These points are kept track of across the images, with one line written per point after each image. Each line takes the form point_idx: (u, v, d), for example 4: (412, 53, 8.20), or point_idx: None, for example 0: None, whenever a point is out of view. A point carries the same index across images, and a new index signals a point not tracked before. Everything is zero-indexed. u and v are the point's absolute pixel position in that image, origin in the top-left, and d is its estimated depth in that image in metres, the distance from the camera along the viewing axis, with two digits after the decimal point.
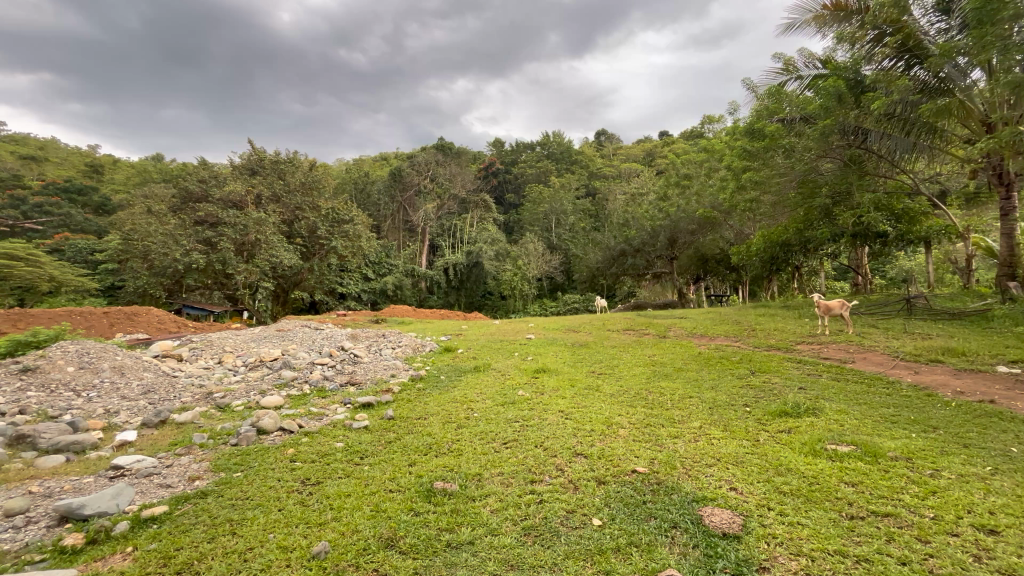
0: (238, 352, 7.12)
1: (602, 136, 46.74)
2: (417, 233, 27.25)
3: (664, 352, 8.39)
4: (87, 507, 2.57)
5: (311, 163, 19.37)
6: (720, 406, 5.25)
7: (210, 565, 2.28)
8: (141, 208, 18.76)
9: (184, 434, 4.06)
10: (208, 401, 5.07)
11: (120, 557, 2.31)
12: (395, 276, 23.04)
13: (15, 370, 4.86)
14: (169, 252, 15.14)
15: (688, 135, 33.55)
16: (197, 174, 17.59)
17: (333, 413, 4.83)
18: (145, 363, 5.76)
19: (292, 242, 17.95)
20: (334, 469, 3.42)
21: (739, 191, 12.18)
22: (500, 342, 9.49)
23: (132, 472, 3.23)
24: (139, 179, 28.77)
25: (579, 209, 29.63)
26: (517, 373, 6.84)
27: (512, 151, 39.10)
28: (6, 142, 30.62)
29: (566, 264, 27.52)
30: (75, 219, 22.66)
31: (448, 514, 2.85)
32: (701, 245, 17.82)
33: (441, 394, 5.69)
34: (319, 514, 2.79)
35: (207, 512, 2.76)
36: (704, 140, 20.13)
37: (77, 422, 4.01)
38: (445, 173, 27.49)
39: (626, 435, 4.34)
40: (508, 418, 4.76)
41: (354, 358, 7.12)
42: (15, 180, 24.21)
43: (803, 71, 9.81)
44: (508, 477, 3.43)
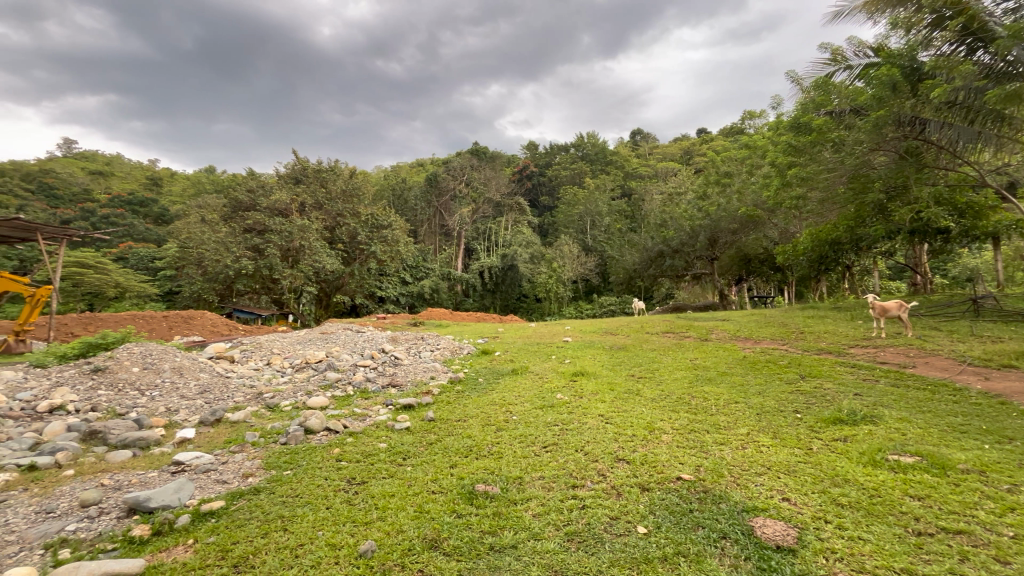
0: (286, 354, 7.41)
1: (638, 136, 45.99)
2: (453, 237, 27.62)
3: (706, 356, 8.12)
4: (152, 500, 2.72)
5: (351, 170, 20.00)
6: (768, 412, 5.03)
7: (264, 559, 2.36)
8: (196, 218, 19.89)
9: (238, 432, 4.25)
10: (258, 401, 5.29)
11: (182, 548, 2.43)
12: (432, 280, 23.37)
13: (88, 369, 5.22)
14: (220, 259, 15.96)
15: (728, 132, 32.60)
16: (247, 184, 18.49)
17: (376, 413, 4.94)
18: (201, 364, 6.07)
19: (334, 248, 18.56)
20: (378, 470, 3.49)
21: (784, 188, 11.71)
22: (537, 344, 9.48)
23: (192, 467, 3.39)
24: (195, 190, 30.52)
25: (615, 209, 29.25)
26: (555, 376, 6.79)
27: (547, 153, 39.03)
28: (77, 159, 33.15)
29: (602, 265, 27.21)
30: (137, 230, 24.25)
31: (490, 517, 2.85)
32: (743, 244, 17.21)
33: (480, 396, 5.72)
34: (365, 514, 2.85)
35: (260, 508, 2.86)
36: (745, 136, 19.47)
37: (142, 419, 4.27)
38: (480, 177, 27.80)
39: (669, 441, 4.22)
40: (547, 422, 4.72)
41: (395, 360, 7.27)
42: (86, 195, 26.16)
43: (854, 60, 9.32)
44: (549, 481, 3.39)
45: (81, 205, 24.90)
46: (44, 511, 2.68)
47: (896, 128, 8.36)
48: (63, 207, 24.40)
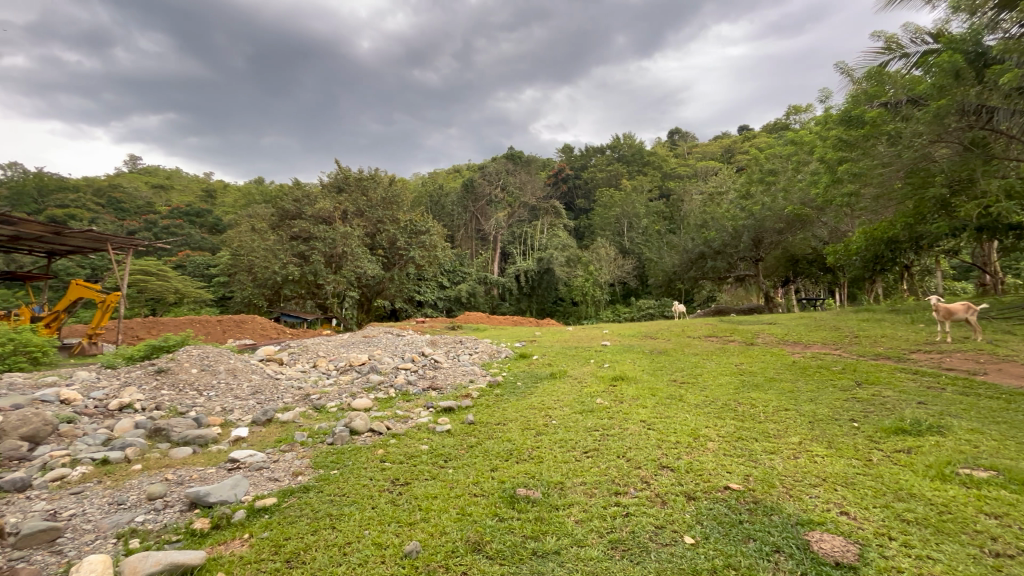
0: (330, 357, 7.66)
1: (676, 134, 44.98)
2: (489, 241, 27.82)
3: (752, 361, 7.80)
4: (211, 495, 2.86)
5: (391, 178, 20.53)
6: (822, 421, 4.77)
7: (313, 556, 2.43)
8: (247, 227, 20.92)
9: (288, 432, 4.41)
10: (306, 402, 5.49)
11: (239, 542, 2.54)
12: (469, 284, 23.56)
13: (153, 370, 5.58)
14: (270, 265, 16.75)
15: (772, 128, 31.38)
16: (293, 194, 19.30)
17: (418, 416, 5.02)
18: (253, 366, 6.36)
19: (375, 253, 19.09)
20: (420, 471, 3.55)
21: (835, 185, 11.15)
22: (575, 348, 9.39)
23: (247, 465, 3.55)
24: (245, 200, 32.14)
25: (653, 211, 28.69)
26: (594, 380, 6.70)
27: (582, 155, 38.78)
28: (141, 174, 35.59)
29: (640, 268, 26.70)
30: (194, 239, 25.74)
31: (533, 522, 2.84)
32: (789, 244, 16.52)
33: (519, 400, 5.71)
34: (409, 514, 2.90)
35: (310, 506, 2.96)
36: (791, 131, 18.67)
37: (200, 418, 4.51)
38: (516, 181, 27.94)
39: (715, 449, 4.07)
40: (587, 427, 4.66)
41: (435, 363, 7.38)
42: (149, 207, 28.05)
43: (910, 48, 8.78)
44: (591, 487, 3.34)
45: (145, 216, 26.71)
46: (116, 503, 2.87)
47: (960, 118, 7.77)
48: (129, 219, 26.23)
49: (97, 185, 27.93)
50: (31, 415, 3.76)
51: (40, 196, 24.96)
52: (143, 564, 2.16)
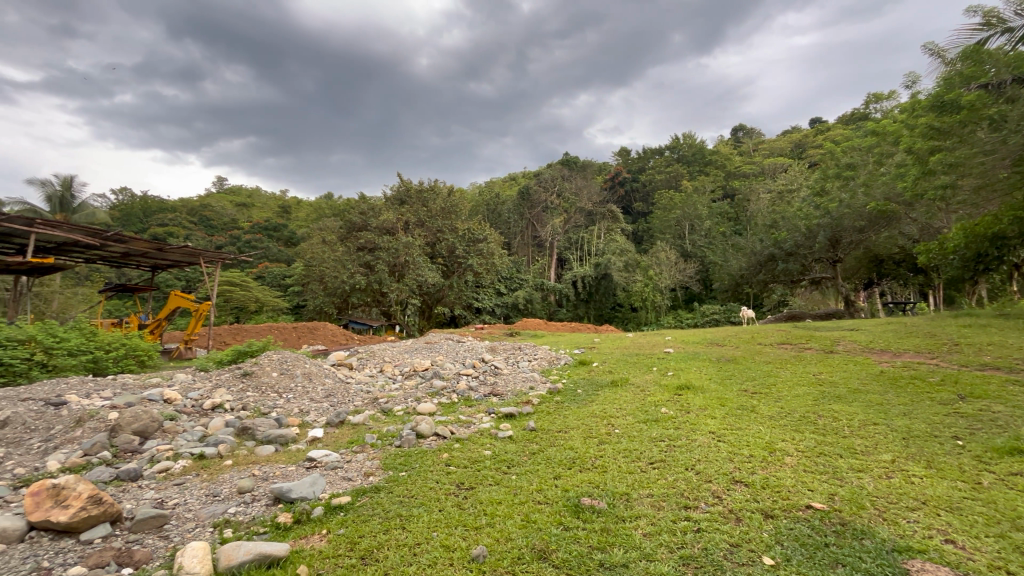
0: (395, 363, 7.95)
1: (741, 132, 42.78)
2: (546, 248, 27.79)
3: (833, 371, 7.20)
4: (293, 492, 3.06)
5: (449, 189, 21.11)
6: (919, 438, 4.32)
7: (385, 555, 2.52)
8: (318, 240, 22.27)
9: (359, 434, 4.63)
10: (375, 405, 5.73)
11: (317, 537, 2.69)
12: (526, 291, 23.56)
13: (240, 373, 6.06)
14: (339, 275, 17.77)
15: (849, 119, 29.05)
16: (359, 207, 20.33)
17: (480, 421, 5.09)
18: (326, 370, 6.75)
19: (435, 262, 19.69)
20: (484, 476, 3.59)
21: (925, 178, 10.14)
22: (635, 355, 9.11)
23: (323, 464, 3.76)
24: (316, 214, 34.24)
25: (716, 212, 27.46)
26: (657, 389, 6.46)
27: (640, 158, 37.86)
28: (227, 194, 38.99)
29: (703, 272, 25.58)
30: (272, 252, 27.75)
31: (598, 533, 2.79)
32: (872, 243, 15.19)
33: (579, 408, 5.62)
34: (475, 519, 2.94)
35: (381, 506, 3.08)
36: (872, 121, 17.18)
37: (281, 419, 4.85)
38: (572, 187, 27.79)
39: (794, 465, 3.80)
40: (652, 437, 4.51)
41: (495, 369, 7.46)
42: (234, 224, 30.64)
43: (1014, 22, 7.84)
44: (659, 499, 3.23)
45: (230, 232, 29.18)
46: (211, 494, 3.13)
47: None
48: (217, 235, 28.78)
49: (191, 206, 30.93)
50: (141, 412, 4.21)
51: (145, 217, 28.06)
52: (236, 553, 2.34)
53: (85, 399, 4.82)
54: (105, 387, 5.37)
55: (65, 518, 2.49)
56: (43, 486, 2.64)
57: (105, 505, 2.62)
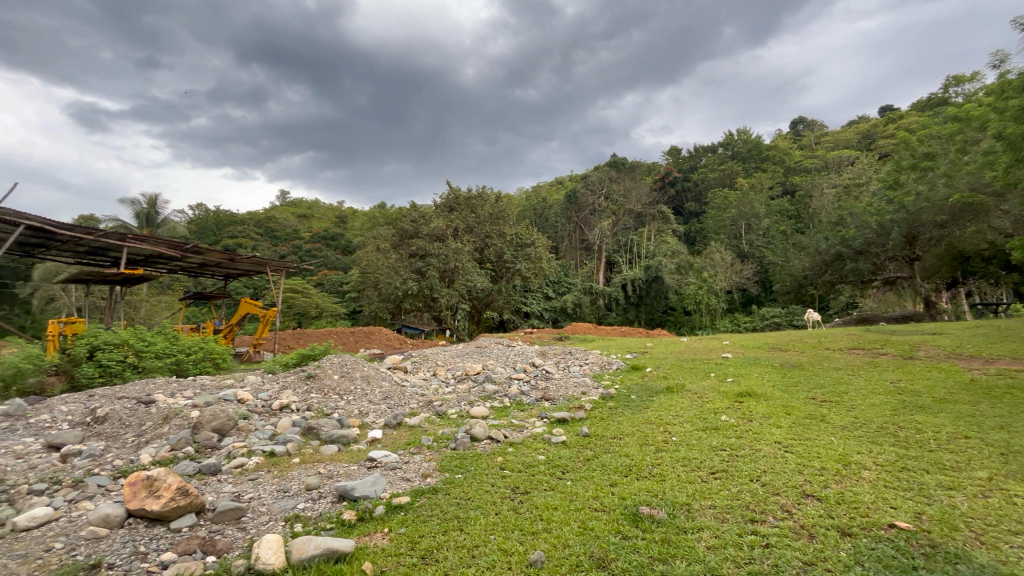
0: (448, 367, 8.11)
1: (801, 124, 40.38)
2: (594, 250, 27.39)
3: (915, 379, 6.61)
4: (356, 490, 3.18)
5: (497, 195, 21.35)
6: (1020, 455, 3.87)
7: (445, 555, 2.57)
8: (372, 247, 23.16)
9: (416, 436, 4.76)
10: (429, 408, 5.88)
11: (380, 535, 2.78)
12: (574, 294, 23.28)
13: (305, 376, 6.40)
14: (393, 281, 18.40)
15: (926, 105, 26.76)
16: (411, 216, 20.94)
17: (533, 426, 5.08)
18: (383, 373, 6.99)
19: (484, 267, 20.00)
20: (539, 481, 3.58)
21: (1018, 165, 9.18)
22: (692, 361, 8.78)
23: (383, 464, 3.88)
24: (370, 223, 35.63)
25: (775, 210, 26.09)
26: (717, 396, 6.19)
27: (691, 156, 36.62)
28: (290, 207, 41.40)
29: (763, 273, 24.33)
30: (330, 260, 29.13)
31: (659, 543, 2.70)
32: (956, 239, 13.87)
33: (634, 414, 5.49)
34: (532, 524, 2.93)
35: (439, 507, 3.14)
36: (952, 106, 15.75)
37: (342, 420, 5.06)
38: (620, 189, 27.39)
39: (873, 479, 3.52)
40: (713, 446, 4.33)
41: (546, 374, 7.45)
42: (296, 234, 32.44)
43: None
44: (723, 511, 3.08)
45: (292, 242, 30.91)
46: (282, 490, 3.32)
47: None
48: (281, 244, 30.60)
49: (257, 218, 33.11)
50: (219, 411, 4.52)
51: (218, 230, 30.30)
52: (307, 547, 2.46)
53: (170, 398, 5.25)
54: (187, 387, 5.83)
55: (157, 507, 2.72)
56: (139, 477, 2.90)
57: (191, 497, 2.84)
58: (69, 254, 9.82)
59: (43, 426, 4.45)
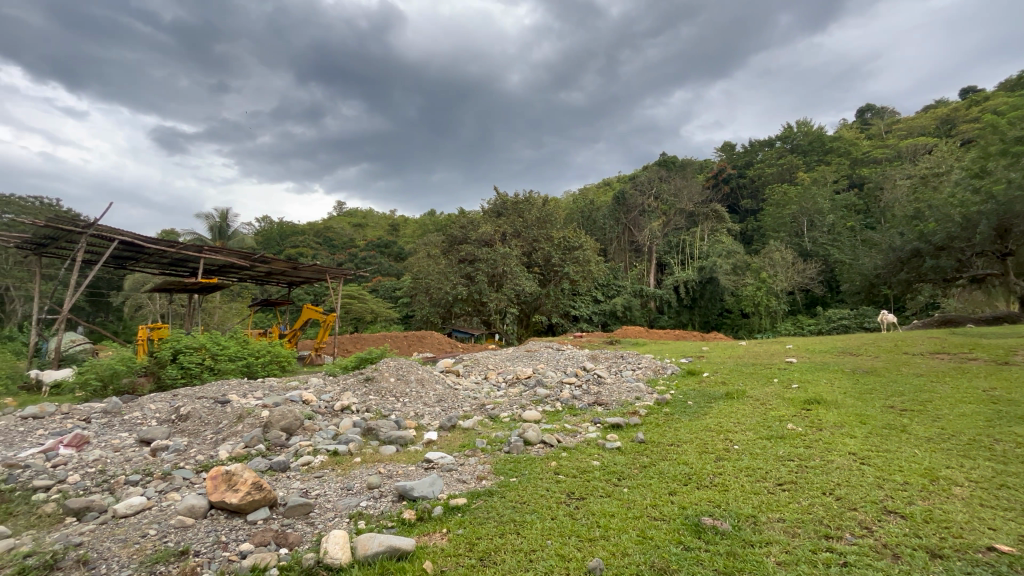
0: (499, 370, 8.17)
1: (869, 112, 37.64)
2: (644, 252, 26.77)
3: (1013, 387, 5.93)
4: (415, 489, 3.27)
5: (545, 199, 21.40)
6: None
7: (503, 558, 2.58)
8: (423, 254, 23.79)
9: (470, 438, 4.83)
10: (482, 411, 5.96)
11: (438, 535, 2.84)
12: (624, 297, 22.69)
13: (363, 379, 6.66)
14: (443, 286, 18.85)
15: (1016, 84, 24.22)
16: (460, 222, 21.36)
17: (587, 431, 5.02)
18: (437, 376, 7.15)
19: (532, 271, 20.09)
20: (594, 487, 3.53)
21: None
22: (752, 365, 8.37)
23: (439, 465, 3.97)
24: (421, 230, 36.62)
25: (841, 205, 24.44)
26: (781, 403, 5.86)
27: (746, 152, 35.02)
28: (346, 217, 43.38)
29: (828, 273, 22.81)
30: (384, 266, 30.20)
31: (724, 556, 2.58)
32: None
33: (692, 421, 5.29)
34: (589, 530, 2.89)
35: (496, 509, 3.16)
36: None
37: (400, 421, 5.22)
38: (671, 188, 26.68)
39: (966, 497, 3.20)
40: (779, 455, 4.10)
41: (598, 378, 7.33)
42: (352, 243, 33.93)
43: None
44: (793, 526, 2.91)
45: (349, 250, 32.33)
46: (346, 488, 3.46)
47: None
48: (338, 252, 32.12)
49: (317, 229, 34.97)
50: (287, 411, 4.80)
51: (282, 240, 32.23)
52: (371, 544, 2.55)
53: (243, 398, 5.62)
54: (257, 388, 6.22)
55: (236, 500, 2.91)
56: (219, 471, 3.12)
57: (265, 491, 3.02)
58: (155, 266, 10.76)
59: (136, 422, 4.90)
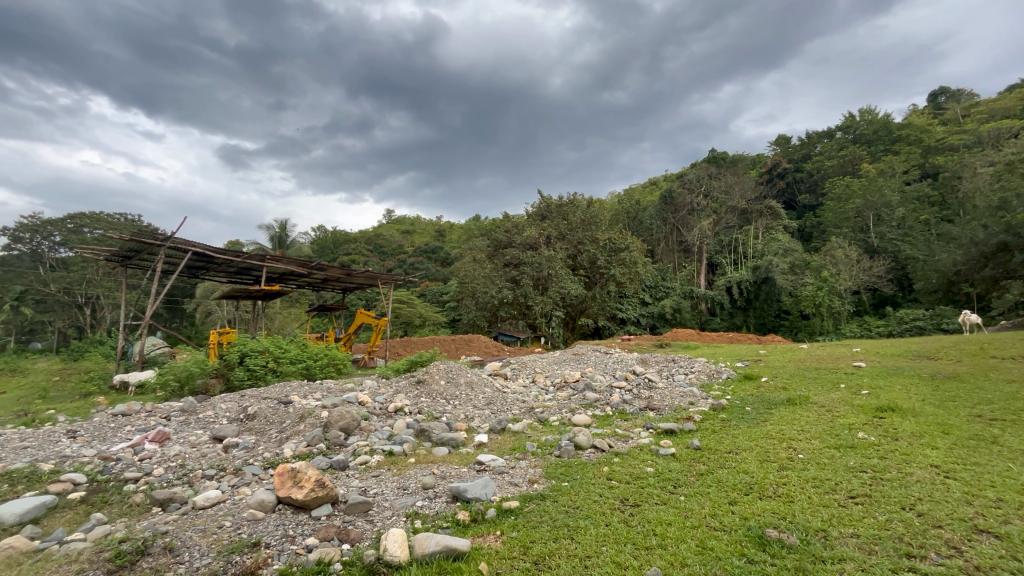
0: (547, 374, 8.16)
1: (943, 95, 34.71)
2: (694, 252, 25.88)
3: None
4: (468, 491, 3.31)
5: (589, 200, 21.16)
6: None
7: (558, 563, 2.56)
8: (469, 258, 24.11)
9: (520, 441, 4.84)
10: (531, 414, 5.96)
11: (492, 537, 2.86)
12: (673, 299, 21.73)
13: (415, 381, 6.82)
14: (489, 290, 19.06)
15: None
16: (504, 226, 21.53)
17: (639, 436, 4.90)
18: (486, 380, 7.20)
19: (577, 274, 20.04)
20: (650, 494, 3.44)
21: None
22: (816, 370, 7.87)
23: (491, 468, 4.00)
24: (466, 235, 37.20)
25: (912, 196, 22.67)
26: (850, 411, 5.48)
27: (802, 144, 33.18)
28: (395, 224, 44.74)
29: (899, 270, 21.12)
30: (431, 272, 30.89)
31: (792, 572, 2.45)
32: None
33: (751, 428, 5.05)
34: (645, 538, 2.82)
35: (548, 513, 3.15)
36: None
37: (451, 424, 5.30)
38: (721, 185, 25.70)
39: None
40: (850, 466, 3.84)
41: (649, 383, 7.15)
42: (400, 249, 34.96)
43: None
44: (869, 542, 2.71)
45: (397, 256, 33.31)
46: (402, 488, 3.55)
47: None
48: (387, 259, 33.17)
49: (368, 236, 36.31)
50: (346, 411, 5.00)
51: (335, 248, 33.73)
52: (428, 543, 2.61)
53: (304, 399, 5.90)
54: (317, 390, 6.50)
55: (301, 496, 3.06)
56: (286, 468, 3.30)
57: (327, 488, 3.15)
58: (223, 274, 11.53)
59: (210, 420, 5.27)
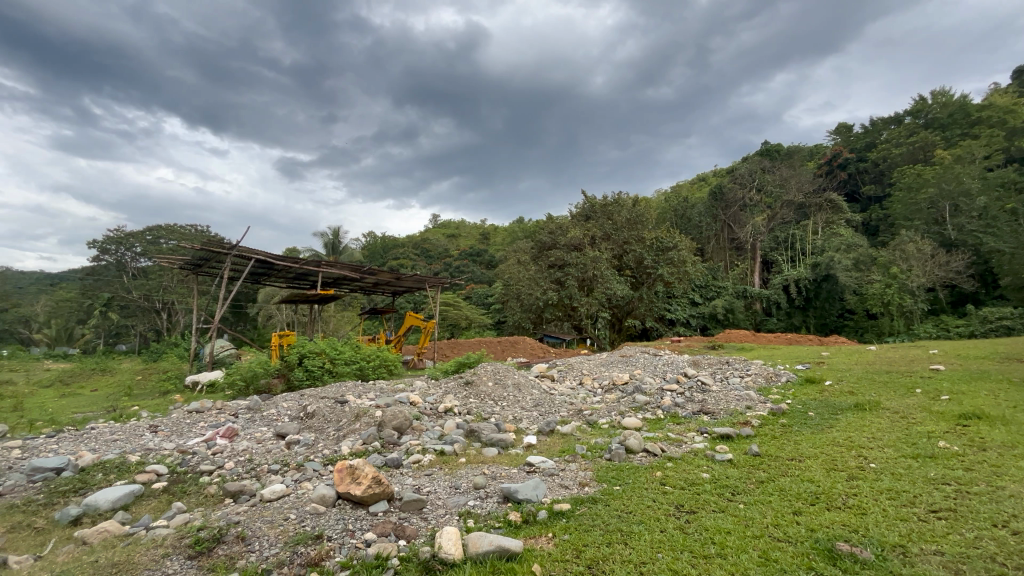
0: (595, 376, 8.05)
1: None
2: (746, 250, 24.79)
3: None
4: (519, 492, 3.32)
5: (635, 199, 20.71)
6: None
7: (611, 568, 2.52)
8: (514, 260, 24.22)
9: (569, 444, 4.81)
10: (580, 416, 5.92)
11: (545, 539, 2.85)
12: (725, 299, 20.89)
13: (463, 382, 6.91)
14: (533, 291, 19.07)
15: None
16: (547, 228, 21.48)
17: (692, 441, 4.74)
18: (532, 381, 7.20)
19: (624, 274, 19.69)
20: (707, 501, 3.32)
21: None
22: (887, 373, 7.32)
23: (541, 469, 4.00)
24: (511, 237, 37.44)
25: (995, 183, 20.67)
26: (928, 417, 5.06)
27: (866, 132, 31.01)
28: (441, 228, 45.62)
29: (980, 264, 19.31)
30: (476, 274, 31.27)
31: None
32: None
33: (815, 434, 4.76)
34: (703, 546, 2.72)
35: (601, 517, 3.10)
36: None
37: (500, 424, 5.34)
38: (775, 179, 24.48)
39: None
40: (931, 478, 3.53)
41: (702, 385, 6.91)
42: (446, 253, 35.63)
43: None
44: (955, 561, 2.49)
45: (444, 260, 33.92)
46: (454, 487, 3.61)
47: None
48: (434, 262, 33.90)
49: (415, 241, 37.25)
50: (398, 411, 5.15)
51: (384, 253, 34.79)
52: (481, 542, 2.63)
53: (358, 399, 6.12)
54: (370, 390, 6.73)
55: (359, 492, 3.18)
56: (344, 465, 3.43)
57: (383, 485, 3.26)
58: (282, 280, 12.17)
59: (273, 418, 5.57)
